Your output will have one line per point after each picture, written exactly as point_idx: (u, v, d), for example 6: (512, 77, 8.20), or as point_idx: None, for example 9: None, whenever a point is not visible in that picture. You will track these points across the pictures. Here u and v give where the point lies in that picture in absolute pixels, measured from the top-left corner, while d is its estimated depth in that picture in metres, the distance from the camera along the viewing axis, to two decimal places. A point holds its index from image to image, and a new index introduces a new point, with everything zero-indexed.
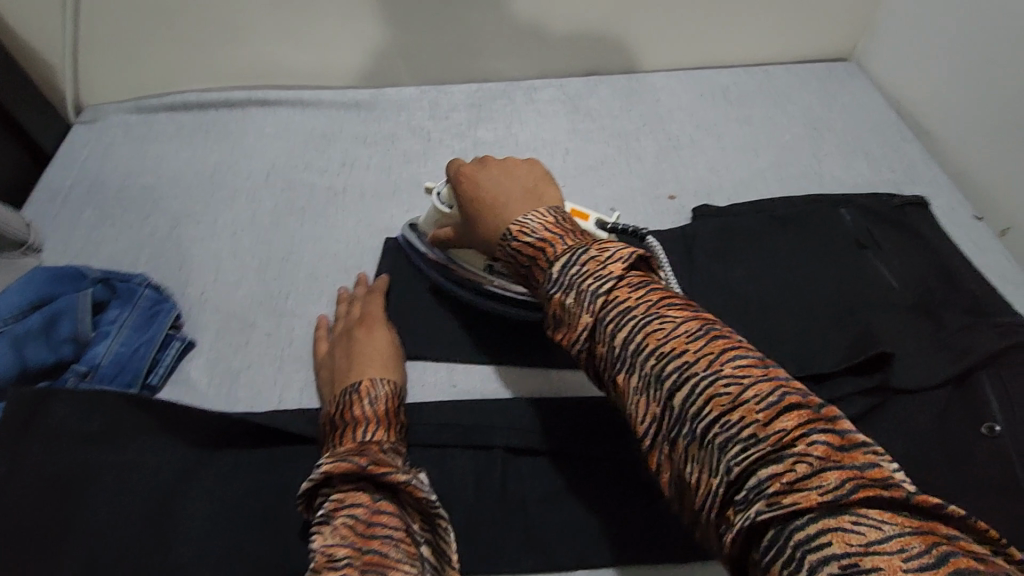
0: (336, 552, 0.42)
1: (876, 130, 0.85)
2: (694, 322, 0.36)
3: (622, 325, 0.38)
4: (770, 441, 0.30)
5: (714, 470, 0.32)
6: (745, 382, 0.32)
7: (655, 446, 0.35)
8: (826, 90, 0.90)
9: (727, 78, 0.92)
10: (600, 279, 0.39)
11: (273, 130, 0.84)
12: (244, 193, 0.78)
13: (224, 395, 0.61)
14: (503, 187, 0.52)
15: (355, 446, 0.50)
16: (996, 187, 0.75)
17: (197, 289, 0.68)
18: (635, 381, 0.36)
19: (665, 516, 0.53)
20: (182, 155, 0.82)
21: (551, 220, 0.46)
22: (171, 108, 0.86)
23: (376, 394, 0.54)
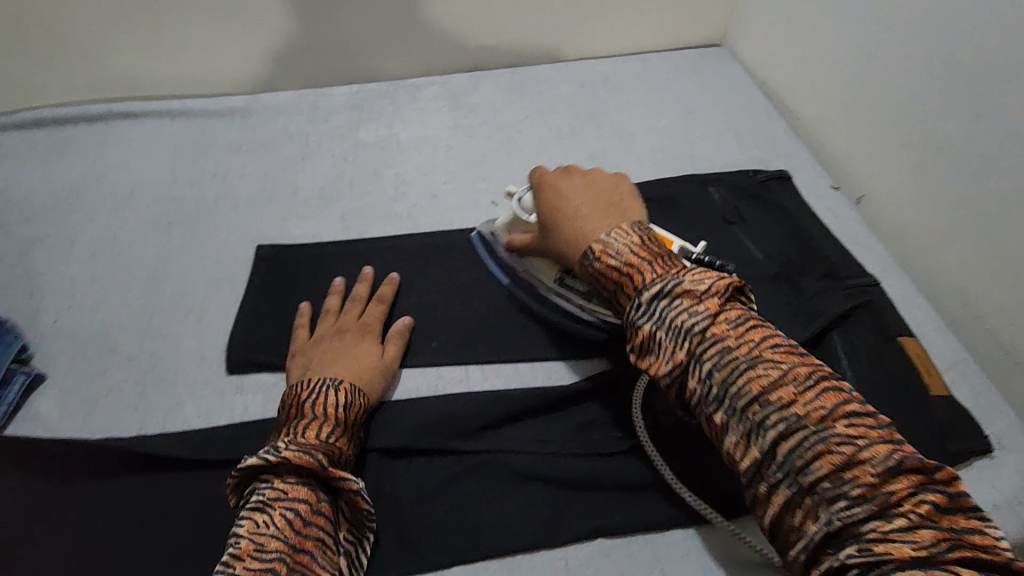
0: (265, 544, 0.43)
1: (745, 108, 0.88)
2: (789, 366, 0.43)
3: (714, 357, 0.45)
4: (837, 456, 0.39)
5: (802, 506, 0.39)
6: (846, 436, 0.39)
7: (741, 464, 0.43)
8: (700, 73, 0.92)
9: (606, 67, 0.93)
10: (693, 314, 0.46)
11: (136, 143, 0.80)
12: (105, 212, 0.73)
13: (80, 425, 0.57)
14: (575, 198, 0.58)
15: (314, 444, 0.49)
16: (843, 158, 0.78)
17: (48, 316, 0.64)
18: (723, 409, 0.44)
19: (532, 499, 0.54)
20: (32, 174, 0.76)
21: (633, 240, 0.51)
22: (20, 125, 0.80)
23: (351, 400, 0.54)
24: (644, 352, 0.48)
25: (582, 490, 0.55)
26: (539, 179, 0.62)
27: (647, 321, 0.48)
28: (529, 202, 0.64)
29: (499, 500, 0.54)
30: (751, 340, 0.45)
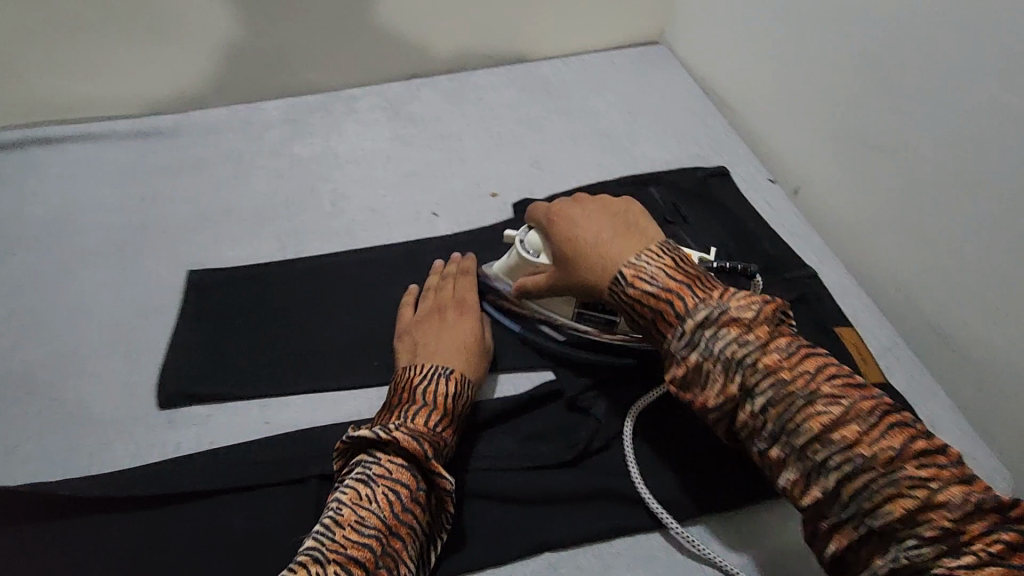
0: (366, 522, 0.57)
1: (841, 158, 0.94)
2: (853, 405, 0.55)
3: (780, 402, 0.57)
4: (906, 499, 0.51)
5: (870, 542, 0.52)
6: (915, 479, 0.51)
7: (808, 501, 0.56)
8: (789, 124, 1.04)
9: (696, 126, 1.14)
10: (769, 370, 0.58)
11: (310, 179, 1.01)
12: (285, 230, 0.93)
13: (244, 436, 0.72)
14: (581, 228, 0.71)
15: (429, 432, 0.64)
16: (960, 225, 0.78)
17: (243, 312, 0.84)
18: (796, 458, 0.56)
19: (608, 503, 0.69)
20: (222, 199, 0.97)
21: (708, 295, 0.62)
22: (238, 147, 1.05)
23: (458, 390, 0.69)
24: (687, 383, 0.61)
25: (640, 515, 0.68)
26: (547, 215, 0.75)
27: (677, 343, 0.61)
28: (531, 244, 0.76)
29: (582, 503, 0.69)
30: (807, 374, 0.57)
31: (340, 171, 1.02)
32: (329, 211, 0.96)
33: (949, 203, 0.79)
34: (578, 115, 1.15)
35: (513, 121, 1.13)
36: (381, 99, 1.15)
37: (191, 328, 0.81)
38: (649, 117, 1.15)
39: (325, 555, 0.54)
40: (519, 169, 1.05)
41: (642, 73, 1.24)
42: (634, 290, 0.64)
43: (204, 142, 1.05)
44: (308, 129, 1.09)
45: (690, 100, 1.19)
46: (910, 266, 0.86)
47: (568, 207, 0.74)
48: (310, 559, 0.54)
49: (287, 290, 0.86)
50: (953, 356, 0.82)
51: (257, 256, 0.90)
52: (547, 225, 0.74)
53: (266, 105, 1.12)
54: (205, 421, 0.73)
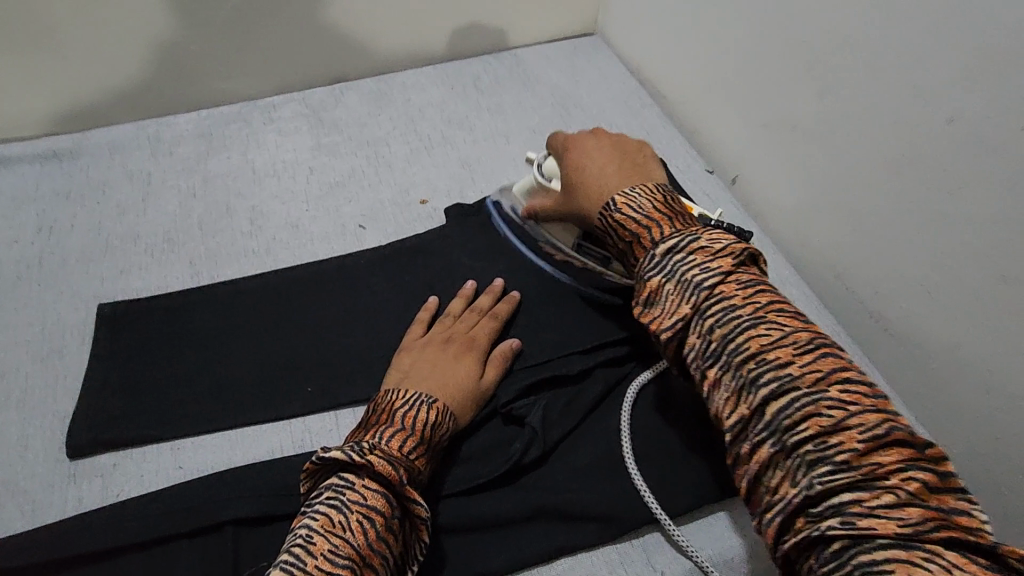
0: (338, 551, 0.50)
1: (771, 144, 0.93)
2: (797, 333, 0.51)
3: (721, 321, 0.52)
4: (825, 420, 0.46)
5: (783, 468, 0.47)
6: (839, 403, 0.46)
7: (732, 423, 0.51)
8: (719, 113, 1.03)
9: (630, 117, 1.12)
10: (720, 292, 0.53)
11: (225, 196, 0.94)
12: (198, 253, 0.87)
13: (153, 486, 0.67)
14: (590, 159, 0.71)
15: (404, 456, 0.58)
16: (888, 206, 0.78)
17: (151, 344, 0.78)
18: (728, 381, 0.51)
19: (548, 521, 0.66)
20: (129, 225, 0.90)
21: (685, 226, 0.59)
22: (145, 166, 0.98)
23: (437, 419, 0.63)
24: (649, 304, 0.57)
25: (581, 531, 0.65)
26: (563, 143, 0.76)
27: (656, 272, 0.57)
28: (547, 171, 0.78)
29: (519, 525, 0.65)
30: (758, 302, 0.53)
31: (258, 186, 0.96)
32: (247, 229, 0.90)
33: (881, 186, 0.78)
34: (510, 113, 1.11)
35: (442, 122, 1.08)
36: (302, 105, 1.09)
37: (92, 368, 0.75)
38: (583, 111, 1.12)
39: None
40: (449, 172, 1.01)
41: (573, 66, 1.21)
42: (621, 215, 0.62)
43: (107, 163, 0.98)
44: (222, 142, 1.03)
45: (625, 92, 1.16)
46: (848, 251, 0.85)
47: (584, 138, 0.74)
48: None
49: (199, 317, 0.80)
50: (892, 340, 0.81)
51: (167, 284, 0.84)
52: (561, 151, 0.75)
53: (177, 119, 1.05)
54: (110, 471, 0.67)
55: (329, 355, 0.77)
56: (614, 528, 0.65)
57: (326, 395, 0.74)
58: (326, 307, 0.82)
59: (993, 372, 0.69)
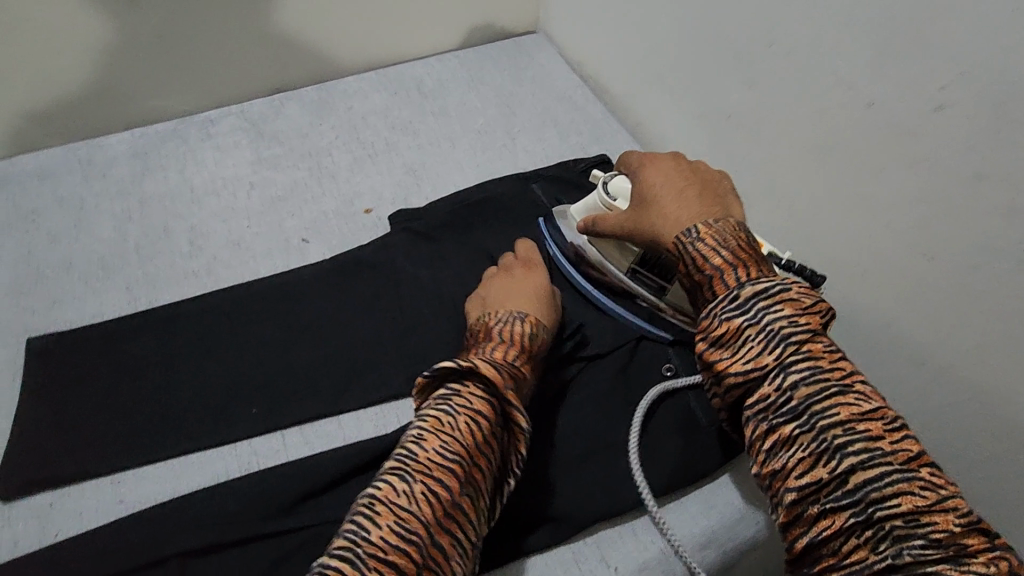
0: (450, 448, 0.56)
1: (711, 136, 0.94)
2: (879, 403, 0.49)
3: (805, 379, 0.50)
4: (919, 499, 0.44)
5: (861, 536, 0.45)
6: (931, 484, 0.45)
7: (802, 481, 0.48)
8: (660, 108, 1.04)
9: (575, 114, 1.12)
10: (808, 356, 0.51)
11: (162, 217, 0.92)
12: (135, 276, 0.85)
13: (94, 522, 0.65)
14: (663, 183, 0.69)
15: (507, 364, 0.67)
16: (818, 190, 0.80)
17: (86, 373, 0.75)
18: (811, 444, 0.48)
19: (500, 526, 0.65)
20: (62, 252, 0.87)
21: (752, 259, 0.58)
22: (77, 189, 0.95)
23: (534, 332, 0.72)
24: (719, 344, 0.55)
25: (535, 534, 0.65)
26: (638, 162, 0.74)
27: (733, 313, 0.54)
28: (613, 191, 0.77)
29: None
30: (847, 369, 0.51)
31: (197, 205, 0.94)
32: (186, 250, 0.88)
33: (814, 171, 0.80)
34: (454, 116, 1.10)
35: (385, 129, 1.07)
36: (240, 118, 1.07)
37: (26, 405, 0.72)
38: (528, 111, 1.12)
39: (410, 475, 0.53)
40: (394, 180, 0.99)
41: (519, 65, 1.20)
42: (704, 245, 0.60)
43: (37, 189, 0.94)
44: (156, 159, 1.00)
45: (568, 89, 1.16)
46: (787, 236, 0.86)
47: (665, 156, 0.73)
48: (396, 480, 0.53)
49: (137, 344, 0.78)
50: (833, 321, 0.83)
51: (103, 312, 0.81)
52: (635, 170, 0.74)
53: (110, 139, 1.02)
54: (48, 511, 0.65)
55: (275, 375, 0.76)
56: (564, 528, 0.66)
57: (274, 417, 0.73)
58: (268, 325, 0.81)
59: (926, 346, 0.72)
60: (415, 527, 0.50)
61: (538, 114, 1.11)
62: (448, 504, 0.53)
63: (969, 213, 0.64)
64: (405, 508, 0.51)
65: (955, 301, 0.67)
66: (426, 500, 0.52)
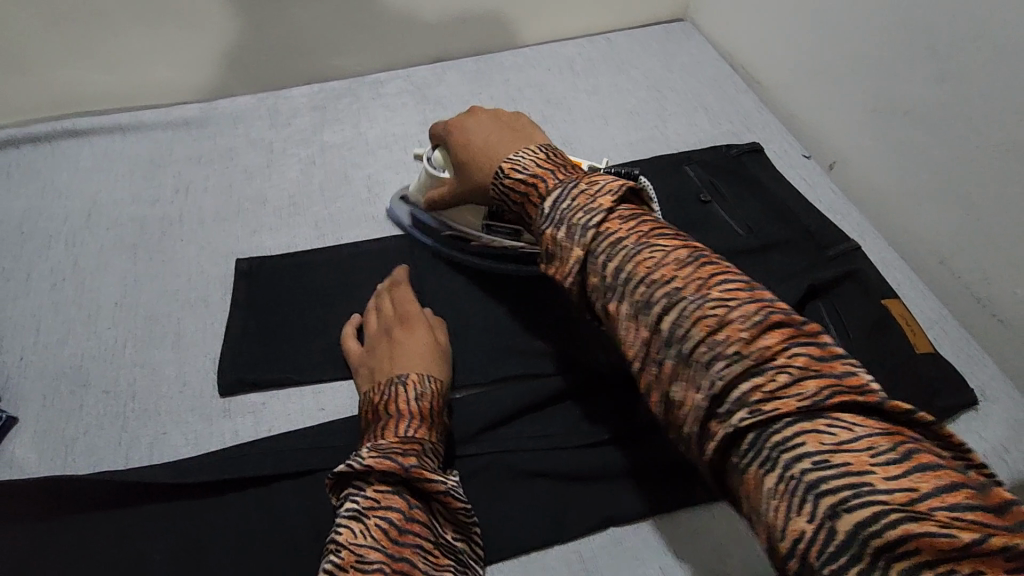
0: (367, 555, 0.53)
1: (873, 131, 0.95)
2: (673, 249, 0.53)
3: (608, 251, 0.55)
4: (708, 318, 0.48)
5: (692, 383, 0.48)
6: (720, 302, 0.48)
7: (637, 348, 0.52)
8: (815, 100, 1.05)
9: (726, 100, 1.13)
10: (587, 212, 0.57)
11: (341, 164, 1.00)
12: (321, 214, 0.93)
13: (300, 423, 0.72)
14: (477, 130, 0.73)
15: (401, 440, 0.61)
16: (991, 192, 0.80)
17: (283, 293, 0.83)
18: (629, 303, 0.53)
19: (669, 476, 0.69)
20: (256, 188, 0.96)
21: (538, 160, 0.65)
22: (265, 133, 1.04)
23: (419, 391, 0.67)
24: (551, 257, 0.59)
25: (704, 488, 0.68)
26: (445, 132, 0.77)
27: (549, 225, 0.59)
28: (439, 162, 0.81)
29: (643, 479, 0.69)
30: (645, 233, 0.55)
31: (372, 157, 1.01)
32: (365, 196, 0.96)
33: (1001, 176, 0.78)
34: (606, 95, 1.14)
35: (541, 102, 1.12)
36: (407, 83, 1.14)
37: (236, 315, 0.81)
38: (678, 95, 1.14)
39: (365, 516, 0.55)
40: (551, 149, 1.04)
41: (669, 50, 1.22)
42: (510, 179, 0.65)
43: (233, 131, 1.04)
44: (332, 112, 1.09)
45: (718, 77, 1.17)
46: (957, 237, 0.85)
47: (470, 115, 0.76)
48: (353, 523, 0.55)
49: (328, 273, 0.85)
50: (1003, 327, 0.82)
51: (296, 243, 0.89)
52: (445, 136, 0.77)
53: (291, 91, 1.11)
54: (260, 408, 0.73)
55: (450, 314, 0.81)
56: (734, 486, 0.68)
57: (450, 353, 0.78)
58: (445, 269, 0.86)
59: None
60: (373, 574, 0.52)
61: (688, 98, 1.14)
62: None
63: None
64: (364, 548, 0.53)
65: None
66: None
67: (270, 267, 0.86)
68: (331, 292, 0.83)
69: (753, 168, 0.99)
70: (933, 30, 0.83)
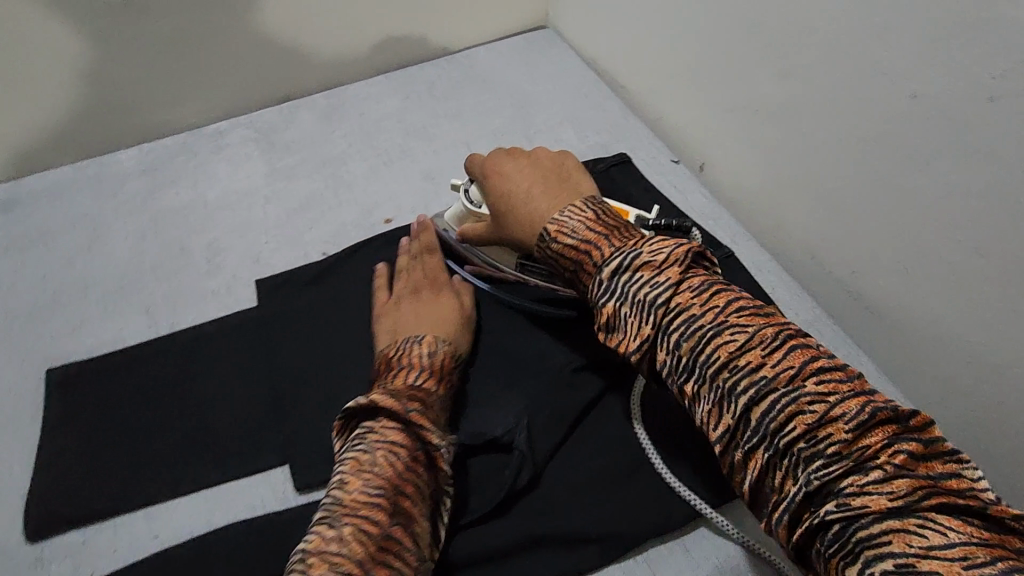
0: (372, 482, 0.55)
1: (731, 132, 0.92)
2: (755, 329, 0.52)
3: (680, 326, 0.54)
4: (805, 414, 0.47)
5: (779, 469, 0.48)
6: (815, 396, 0.47)
7: (714, 429, 0.52)
8: (676, 103, 1.01)
9: (592, 110, 1.09)
10: (654, 286, 0.56)
11: (176, 232, 0.90)
12: (152, 296, 0.83)
13: (129, 558, 0.63)
14: (514, 182, 0.73)
15: (409, 387, 0.65)
16: (843, 185, 0.78)
17: (109, 398, 0.73)
18: (691, 378, 0.53)
19: (547, 547, 0.63)
20: (76, 275, 0.85)
21: (586, 220, 0.66)
22: (85, 207, 0.92)
23: (433, 349, 0.70)
24: (610, 329, 0.59)
25: (587, 553, 0.63)
26: (480, 168, 0.77)
27: (609, 297, 0.59)
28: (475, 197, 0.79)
29: (518, 555, 0.63)
30: (718, 306, 0.54)
31: (212, 221, 0.91)
32: (204, 269, 0.86)
33: (854, 168, 0.76)
34: (469, 119, 1.07)
35: (400, 134, 1.04)
36: (250, 129, 1.04)
37: (52, 437, 0.70)
38: (544, 110, 1.09)
39: (373, 449, 0.58)
40: (413, 186, 0.97)
41: (533, 61, 1.17)
42: (559, 245, 0.66)
43: (47, 210, 0.92)
44: (164, 170, 0.97)
45: (583, 86, 1.13)
46: (823, 233, 0.84)
47: (506, 171, 0.75)
48: (359, 453, 0.57)
49: (159, 367, 0.75)
50: (875, 318, 0.81)
51: (124, 338, 0.79)
52: (482, 177, 0.77)
53: (118, 156, 0.99)
54: (82, 547, 0.64)
55: (300, 397, 0.73)
56: (617, 544, 0.63)
57: (300, 443, 0.70)
58: (297, 343, 0.77)
59: (990, 344, 0.68)
60: (375, 497, 0.54)
61: (553, 111, 1.09)
62: (382, 534, 0.52)
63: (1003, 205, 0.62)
64: (370, 475, 0.55)
65: (987, 290, 0.66)
66: (360, 540, 0.51)
67: (91, 369, 0.75)
68: (162, 390, 0.74)
69: (622, 183, 0.95)
70: (770, 25, 0.80)
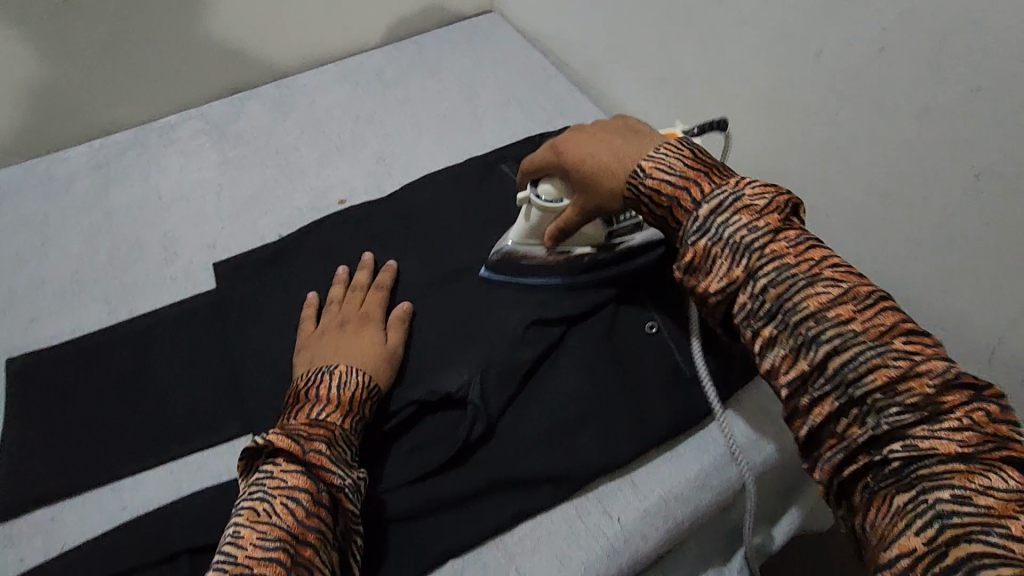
0: (268, 533, 0.52)
1: (664, 102, 0.97)
2: (847, 286, 0.50)
3: (771, 272, 0.52)
4: (890, 368, 0.46)
5: (850, 415, 0.47)
6: (903, 352, 0.46)
7: (786, 373, 0.50)
8: (614, 78, 1.06)
9: (536, 88, 1.13)
10: (752, 230, 0.53)
11: (132, 224, 0.91)
12: (110, 285, 0.84)
13: (97, 530, 0.65)
14: (586, 142, 0.65)
15: (311, 422, 0.61)
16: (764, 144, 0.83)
17: (70, 384, 0.75)
18: (771, 321, 0.51)
19: (504, 491, 0.68)
20: (30, 272, 0.85)
21: (683, 158, 0.60)
22: (37, 205, 0.93)
23: (345, 381, 0.67)
24: (693, 270, 0.56)
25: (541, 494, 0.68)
26: (547, 151, 0.69)
27: (704, 236, 0.55)
28: (547, 192, 0.71)
29: (475, 500, 0.68)
30: (813, 260, 0.52)
31: (167, 211, 0.93)
32: (161, 257, 0.87)
33: (774, 125, 0.81)
34: (417, 103, 1.10)
35: (350, 120, 1.06)
36: (202, 121, 1.05)
37: (14, 424, 0.72)
38: (490, 91, 1.12)
39: (270, 496, 0.54)
40: (363, 168, 1.00)
41: (477, 45, 1.20)
42: (653, 179, 0.60)
43: None
44: (115, 165, 0.98)
45: (526, 66, 1.16)
46: None
47: (568, 135, 0.68)
48: (256, 503, 0.54)
49: (119, 352, 0.77)
50: None
51: (81, 327, 0.80)
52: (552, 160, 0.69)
53: (67, 153, 0.99)
54: (50, 525, 0.66)
55: (260, 370, 0.75)
56: (567, 484, 0.68)
57: (262, 412, 0.72)
58: (256, 320, 0.79)
59: (901, 276, 0.73)
60: (272, 550, 0.51)
61: (497, 91, 1.12)
62: None
63: (900, 151, 0.68)
64: (267, 526, 0.52)
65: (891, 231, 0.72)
66: None
67: (50, 359, 0.77)
68: (124, 372, 0.76)
69: None
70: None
